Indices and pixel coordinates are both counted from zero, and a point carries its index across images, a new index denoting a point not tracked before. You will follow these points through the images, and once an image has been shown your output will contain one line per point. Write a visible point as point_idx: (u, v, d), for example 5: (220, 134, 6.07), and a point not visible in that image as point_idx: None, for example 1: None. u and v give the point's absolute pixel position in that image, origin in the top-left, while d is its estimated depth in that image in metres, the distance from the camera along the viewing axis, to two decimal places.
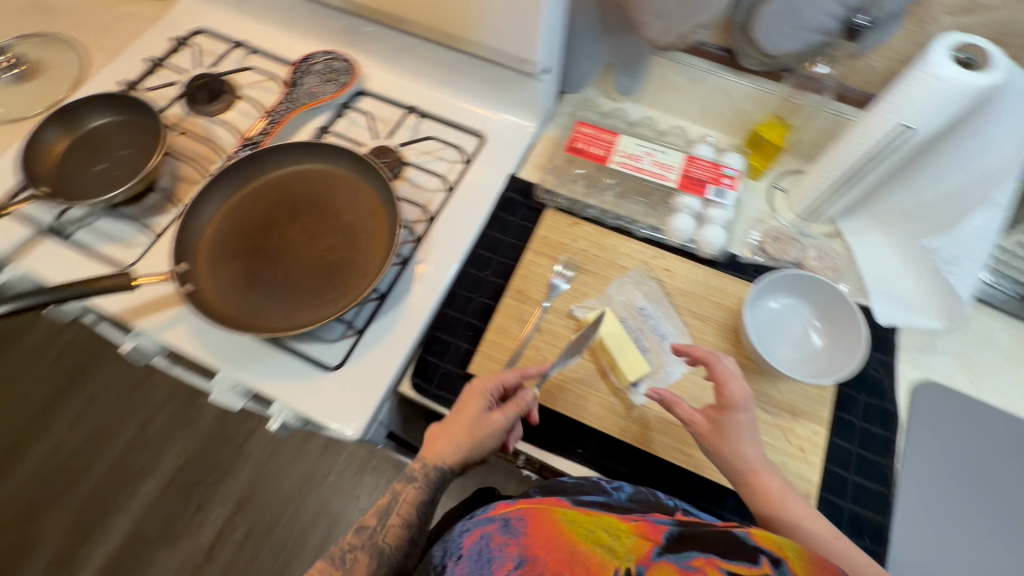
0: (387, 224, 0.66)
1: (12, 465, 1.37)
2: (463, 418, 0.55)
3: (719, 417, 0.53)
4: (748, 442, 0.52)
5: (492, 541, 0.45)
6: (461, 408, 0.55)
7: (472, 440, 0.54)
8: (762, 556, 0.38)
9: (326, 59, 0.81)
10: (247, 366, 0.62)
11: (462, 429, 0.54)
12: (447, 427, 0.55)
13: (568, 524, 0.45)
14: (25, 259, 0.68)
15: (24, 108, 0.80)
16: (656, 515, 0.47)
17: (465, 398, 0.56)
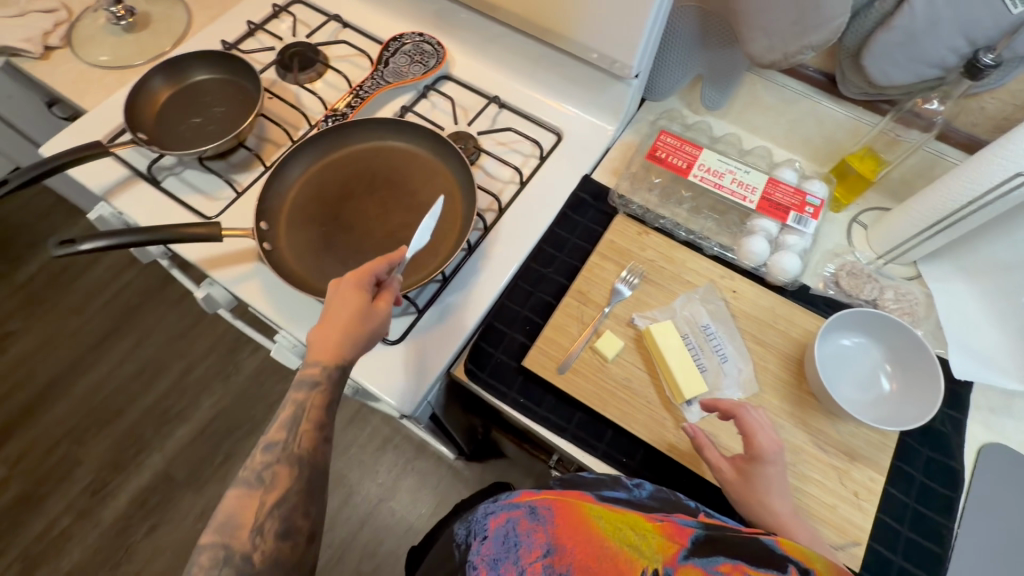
0: (460, 209, 0.67)
1: (63, 390, 1.46)
2: (343, 310, 0.50)
3: (747, 468, 0.53)
4: (775, 493, 0.51)
5: (518, 525, 0.44)
6: (338, 300, 0.51)
7: (357, 329, 0.50)
8: (789, 565, 0.36)
9: (417, 40, 0.83)
10: (309, 328, 0.64)
11: (344, 318, 0.50)
12: (327, 323, 0.50)
13: (598, 519, 0.43)
14: (118, 198, 0.72)
15: (130, 56, 0.85)
16: (680, 516, 0.46)
17: (336, 288, 0.52)
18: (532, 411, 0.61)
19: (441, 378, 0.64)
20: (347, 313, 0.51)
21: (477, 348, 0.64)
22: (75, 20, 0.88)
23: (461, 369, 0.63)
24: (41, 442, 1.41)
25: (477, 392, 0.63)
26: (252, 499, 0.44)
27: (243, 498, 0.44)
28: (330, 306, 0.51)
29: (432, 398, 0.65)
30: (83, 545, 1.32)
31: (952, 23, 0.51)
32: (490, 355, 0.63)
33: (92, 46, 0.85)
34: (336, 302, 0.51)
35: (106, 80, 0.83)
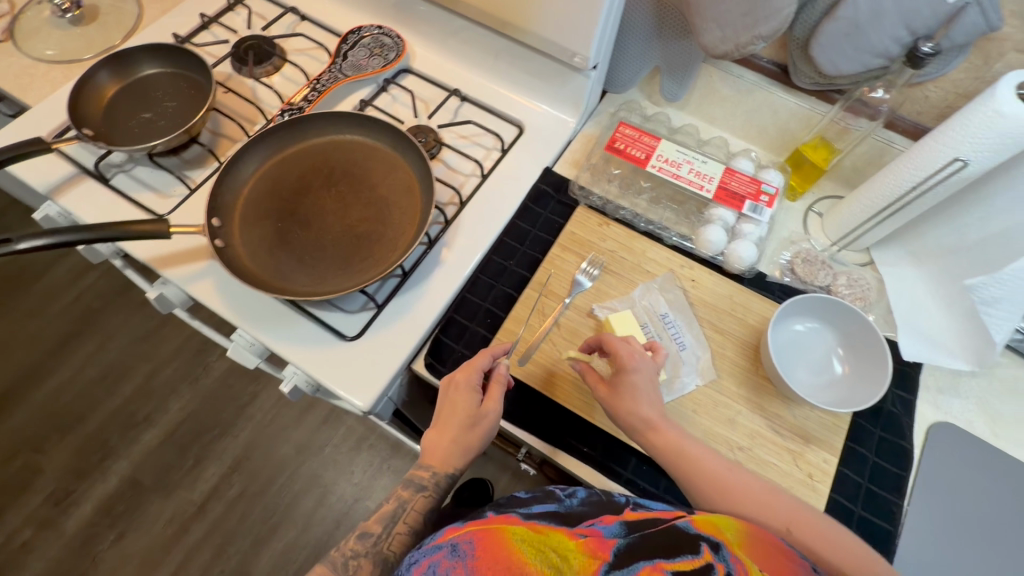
0: (420, 202, 0.67)
1: (21, 398, 1.40)
2: (455, 417, 0.54)
3: (615, 377, 0.55)
4: (639, 399, 0.54)
5: (441, 569, 0.42)
6: (449, 409, 0.55)
7: (466, 441, 0.54)
8: (703, 544, 0.42)
9: (376, 33, 0.82)
10: (266, 325, 0.62)
11: (456, 427, 0.54)
12: (442, 431, 0.54)
13: (519, 544, 0.43)
14: (64, 197, 0.69)
15: (78, 50, 0.82)
16: (604, 522, 0.46)
17: (448, 396, 0.55)
18: None
19: (402, 372, 0.63)
20: (457, 422, 0.54)
21: (438, 342, 0.63)
22: (19, 12, 0.84)
23: (421, 363, 0.63)
24: None
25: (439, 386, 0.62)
26: None
27: None
28: (441, 412, 0.55)
29: (394, 393, 0.64)
30: (46, 557, 1.28)
31: (893, 13, 0.52)
32: (451, 349, 0.63)
33: (37, 40, 0.82)
34: (449, 409, 0.55)
35: (52, 74, 0.80)
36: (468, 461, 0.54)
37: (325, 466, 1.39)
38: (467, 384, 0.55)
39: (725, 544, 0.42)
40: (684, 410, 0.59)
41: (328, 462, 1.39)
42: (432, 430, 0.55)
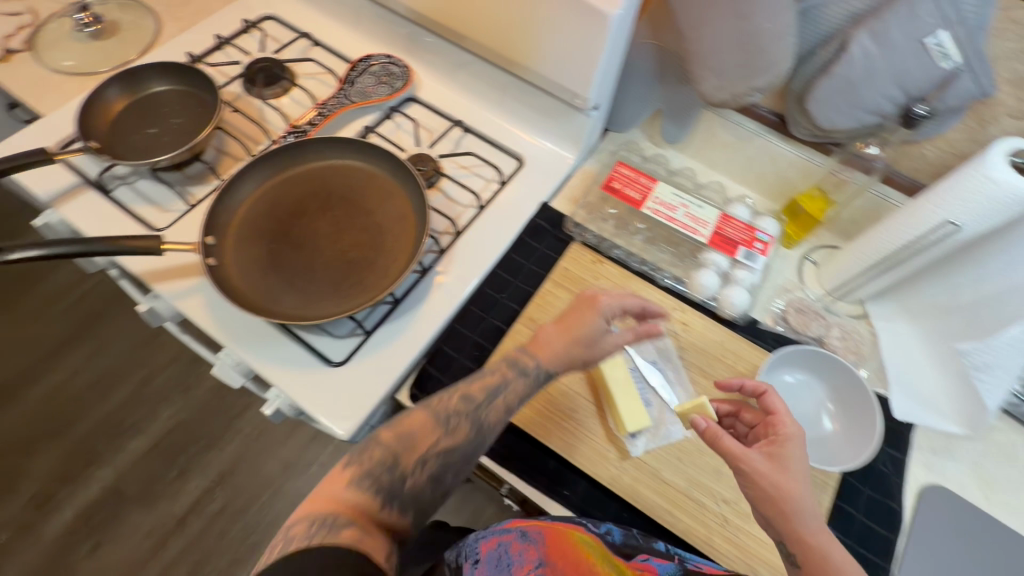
0: (414, 230, 0.67)
1: (16, 397, 1.43)
2: (582, 324, 0.57)
3: (774, 452, 0.47)
4: (806, 480, 0.45)
5: (511, 548, 0.50)
6: (579, 307, 0.58)
7: (585, 346, 0.57)
8: None
9: (385, 62, 0.83)
10: (252, 346, 0.62)
11: (579, 330, 0.57)
12: (561, 332, 0.57)
13: (586, 547, 0.49)
14: (65, 206, 0.70)
15: (95, 64, 0.84)
16: (658, 560, 0.51)
17: (582, 298, 0.59)
18: None
19: (386, 402, 0.62)
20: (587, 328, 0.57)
21: (423, 373, 0.62)
22: (41, 25, 0.87)
23: (406, 393, 0.62)
24: None
25: None
26: (433, 433, 0.50)
27: (427, 426, 0.51)
28: (570, 314, 0.58)
29: (376, 422, 0.63)
30: (22, 561, 1.27)
31: (887, 73, 0.53)
32: (435, 380, 0.62)
33: (56, 52, 0.85)
34: (583, 305, 0.58)
35: (67, 85, 0.82)
36: (566, 366, 0.56)
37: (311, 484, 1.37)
38: (603, 305, 0.58)
39: None
40: (669, 458, 0.58)
41: (313, 482, 1.38)
42: (559, 325, 0.58)
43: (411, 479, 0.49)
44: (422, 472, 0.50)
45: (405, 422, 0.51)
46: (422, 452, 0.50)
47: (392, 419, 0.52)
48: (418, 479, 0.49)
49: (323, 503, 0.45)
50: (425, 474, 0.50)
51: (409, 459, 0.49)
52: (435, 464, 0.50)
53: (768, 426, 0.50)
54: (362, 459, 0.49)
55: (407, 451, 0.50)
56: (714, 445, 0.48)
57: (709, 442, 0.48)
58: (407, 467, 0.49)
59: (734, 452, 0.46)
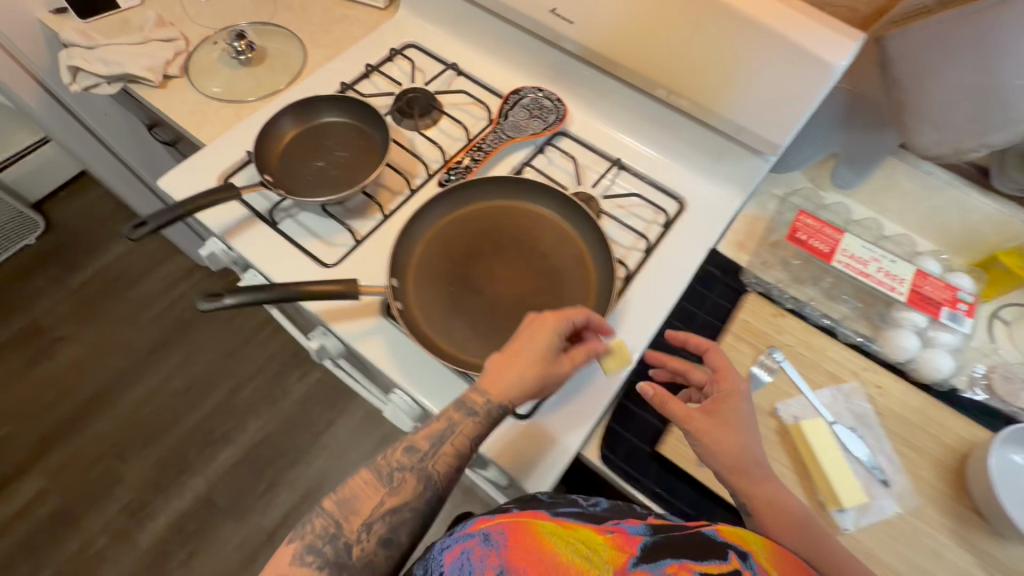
0: (593, 277, 0.65)
1: (112, 402, 1.46)
2: (532, 350, 0.52)
3: (715, 409, 0.52)
4: (745, 430, 0.51)
5: (472, 555, 0.41)
6: (528, 334, 0.53)
7: (546, 375, 0.53)
8: (732, 552, 0.41)
9: (536, 95, 0.81)
10: (437, 394, 0.61)
11: (529, 359, 0.53)
12: (508, 361, 0.53)
13: (548, 535, 0.43)
14: (237, 239, 0.70)
15: (247, 90, 0.85)
16: (630, 522, 0.46)
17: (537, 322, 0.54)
18: (669, 503, 0.57)
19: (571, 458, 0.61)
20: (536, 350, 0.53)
21: (610, 429, 0.60)
22: (191, 50, 0.87)
23: (593, 450, 0.60)
24: (84, 454, 1.40)
25: (605, 474, 0.59)
26: (377, 492, 0.50)
27: (370, 488, 0.50)
28: (518, 340, 0.53)
29: None
30: (120, 568, 1.28)
31: None
32: (622, 437, 0.60)
33: (207, 79, 0.85)
34: (531, 333, 0.53)
35: (222, 111, 0.83)
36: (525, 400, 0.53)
37: None
38: (546, 330, 0.53)
39: (753, 554, 0.41)
40: (881, 536, 0.55)
41: None
42: (505, 356, 0.53)
43: (357, 547, 0.48)
44: (371, 535, 0.49)
45: (347, 488, 0.51)
46: (366, 516, 0.49)
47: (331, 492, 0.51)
48: (368, 544, 0.49)
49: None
50: (373, 539, 0.49)
51: (352, 526, 0.49)
52: (382, 528, 0.49)
53: (714, 383, 0.55)
54: (307, 532, 0.49)
55: (350, 518, 0.49)
56: (665, 411, 0.52)
57: (662, 408, 0.52)
58: (349, 538, 0.48)
59: (680, 414, 0.52)
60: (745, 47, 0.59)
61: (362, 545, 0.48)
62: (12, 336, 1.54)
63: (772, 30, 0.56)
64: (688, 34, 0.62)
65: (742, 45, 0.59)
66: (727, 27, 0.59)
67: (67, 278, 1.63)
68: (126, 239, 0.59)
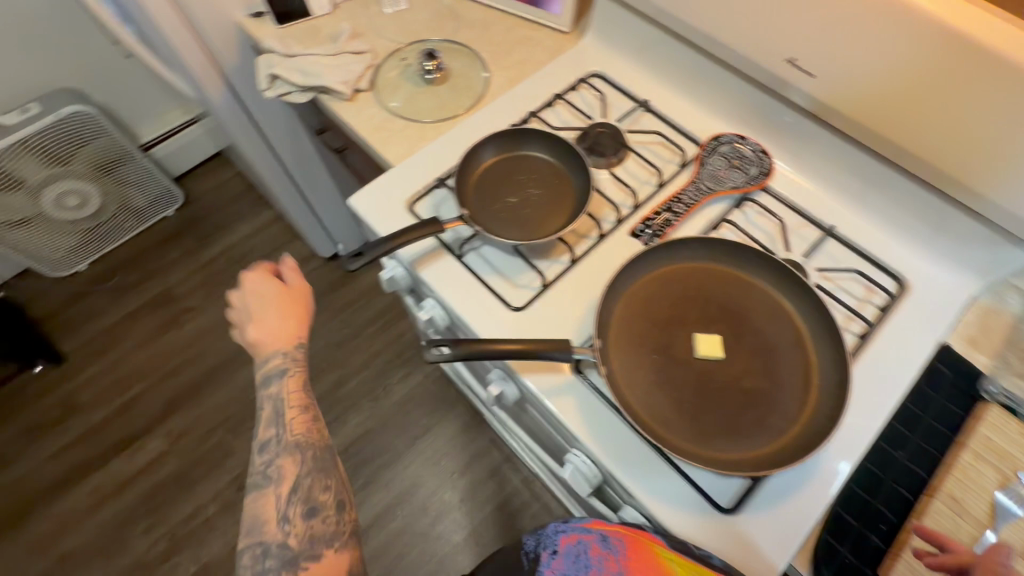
0: (815, 362, 0.58)
1: (228, 376, 1.55)
2: (263, 303, 0.65)
3: None
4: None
5: (591, 551, 0.50)
6: (278, 301, 0.65)
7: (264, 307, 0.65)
8: None
9: (734, 143, 0.76)
10: (631, 470, 0.57)
11: (266, 312, 0.64)
12: (261, 320, 0.64)
13: (672, 565, 0.48)
14: (426, 269, 0.69)
15: (432, 109, 0.84)
16: None
17: (278, 283, 0.66)
18: None
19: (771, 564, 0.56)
20: (261, 300, 0.65)
21: (824, 543, 0.55)
22: (378, 64, 0.88)
23: (802, 560, 0.55)
24: (202, 422, 1.49)
25: None
26: (268, 494, 0.55)
27: (262, 497, 0.55)
28: (262, 300, 0.65)
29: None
30: (225, 538, 1.36)
31: None
32: (838, 553, 0.54)
33: (393, 94, 0.86)
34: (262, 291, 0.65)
35: (406, 129, 0.82)
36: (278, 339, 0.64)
37: (485, 523, 1.35)
38: (256, 277, 0.66)
39: None
40: None
41: (488, 520, 1.36)
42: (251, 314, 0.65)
43: (292, 533, 0.53)
44: (286, 529, 0.54)
45: (252, 514, 0.55)
46: (275, 517, 0.54)
47: (241, 529, 0.55)
48: (297, 528, 0.54)
49: None
50: (297, 522, 0.54)
51: (273, 528, 0.54)
52: (297, 507, 0.55)
53: None
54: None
55: (265, 526, 0.54)
56: None
57: None
58: (283, 539, 0.53)
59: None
60: None
61: (293, 528, 0.54)
62: (147, 301, 1.66)
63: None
64: (986, 117, 0.54)
65: None
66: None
67: (197, 252, 1.73)
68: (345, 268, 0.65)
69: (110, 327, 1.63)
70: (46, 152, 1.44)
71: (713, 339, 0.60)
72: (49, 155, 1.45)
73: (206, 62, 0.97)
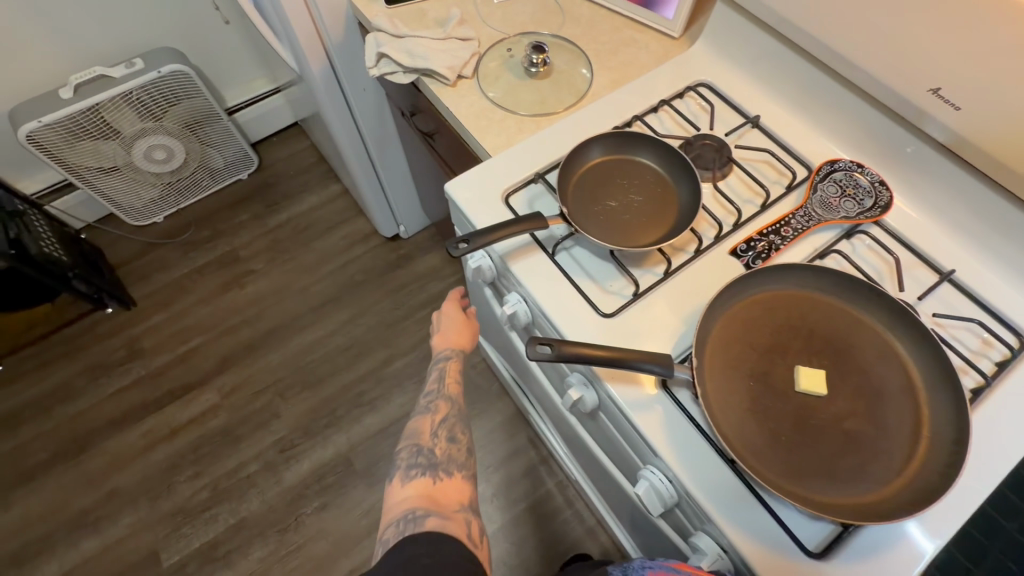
0: (928, 414, 0.55)
1: (282, 341, 1.59)
2: (458, 323, 0.76)
3: None
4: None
5: None
6: (459, 328, 0.76)
7: (455, 326, 0.76)
8: None
9: (848, 172, 0.73)
10: (715, 496, 0.54)
11: (455, 329, 0.76)
12: (450, 333, 0.75)
13: None
14: (518, 263, 0.68)
15: (533, 103, 0.83)
16: None
17: (461, 313, 0.77)
18: None
19: None
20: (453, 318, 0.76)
21: None
22: (483, 51, 0.88)
23: None
24: (254, 382, 1.54)
25: None
26: (426, 418, 0.65)
27: (421, 418, 0.65)
28: (444, 322, 0.77)
29: None
30: (263, 497, 1.40)
31: None
32: None
33: (495, 84, 0.85)
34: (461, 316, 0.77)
35: (505, 120, 0.82)
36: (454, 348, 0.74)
37: (516, 520, 1.35)
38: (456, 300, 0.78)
39: None
40: None
41: (519, 519, 1.35)
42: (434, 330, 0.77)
43: (436, 448, 0.61)
44: (439, 441, 0.62)
45: (413, 424, 0.65)
46: (428, 432, 0.63)
47: (402, 435, 0.63)
48: (441, 445, 0.62)
49: (400, 506, 0.55)
50: (442, 440, 0.62)
51: (426, 437, 0.62)
52: (445, 432, 0.64)
53: None
54: (403, 469, 0.59)
55: (419, 436, 0.62)
56: None
57: None
58: (433, 447, 0.61)
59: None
60: None
61: (440, 448, 0.61)
62: (214, 259, 1.73)
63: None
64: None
65: None
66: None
67: (265, 218, 1.79)
68: (448, 251, 0.64)
69: (178, 279, 1.70)
70: (143, 106, 1.51)
71: (815, 373, 0.57)
72: (145, 109, 1.52)
73: (312, 35, 0.99)
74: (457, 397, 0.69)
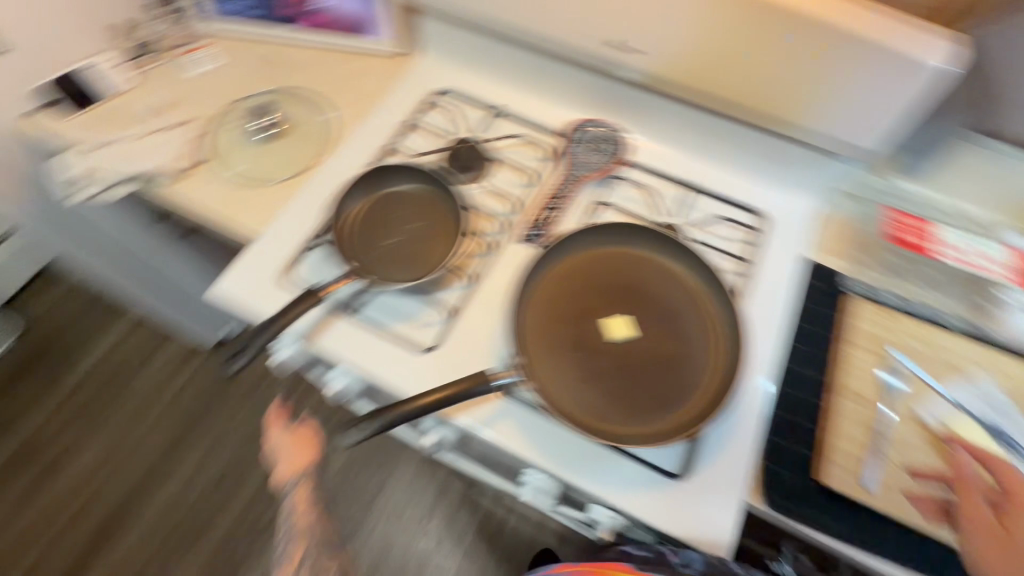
0: (714, 312, 0.62)
1: (139, 510, 1.35)
2: (293, 455, 0.70)
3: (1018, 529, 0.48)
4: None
5: None
6: (294, 451, 0.71)
7: (287, 457, 0.70)
8: None
9: (592, 127, 0.79)
10: (584, 471, 0.57)
11: (294, 458, 0.70)
12: (288, 463, 0.70)
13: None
14: (322, 338, 0.64)
15: (281, 166, 0.78)
16: None
17: (291, 434, 0.71)
18: (843, 535, 0.55)
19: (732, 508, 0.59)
20: (284, 447, 0.71)
21: (768, 471, 0.58)
22: (207, 131, 0.80)
23: (756, 496, 0.57)
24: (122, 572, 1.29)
25: (772, 518, 0.57)
26: (292, 546, 0.68)
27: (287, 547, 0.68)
28: (278, 450, 0.71)
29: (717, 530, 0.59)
30: None
31: None
32: (781, 477, 0.58)
33: (231, 159, 0.78)
34: (298, 441, 0.71)
35: (257, 194, 0.75)
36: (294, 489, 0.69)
37: (469, 556, 1.32)
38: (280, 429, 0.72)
39: None
40: None
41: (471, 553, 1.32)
42: (273, 455, 0.72)
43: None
44: None
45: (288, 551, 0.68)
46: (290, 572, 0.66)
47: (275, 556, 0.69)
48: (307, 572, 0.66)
49: None
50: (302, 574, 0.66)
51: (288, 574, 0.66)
52: None
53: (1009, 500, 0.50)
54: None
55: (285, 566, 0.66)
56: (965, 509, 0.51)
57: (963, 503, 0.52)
58: None
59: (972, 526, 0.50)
60: (839, 64, 0.59)
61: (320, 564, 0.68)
62: (8, 459, 1.40)
63: (903, 56, 0.55)
64: (803, 59, 0.60)
65: (849, 69, 0.59)
66: (858, 50, 0.57)
67: (55, 384, 1.48)
68: (225, 372, 0.60)
69: None
70: None
71: (621, 320, 0.62)
72: None
73: None
74: (312, 526, 0.69)
